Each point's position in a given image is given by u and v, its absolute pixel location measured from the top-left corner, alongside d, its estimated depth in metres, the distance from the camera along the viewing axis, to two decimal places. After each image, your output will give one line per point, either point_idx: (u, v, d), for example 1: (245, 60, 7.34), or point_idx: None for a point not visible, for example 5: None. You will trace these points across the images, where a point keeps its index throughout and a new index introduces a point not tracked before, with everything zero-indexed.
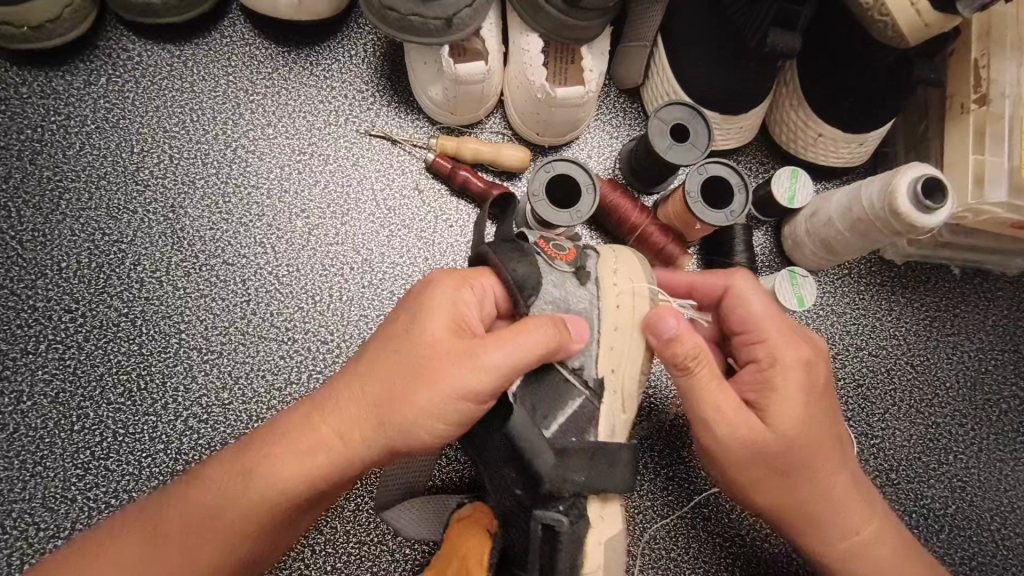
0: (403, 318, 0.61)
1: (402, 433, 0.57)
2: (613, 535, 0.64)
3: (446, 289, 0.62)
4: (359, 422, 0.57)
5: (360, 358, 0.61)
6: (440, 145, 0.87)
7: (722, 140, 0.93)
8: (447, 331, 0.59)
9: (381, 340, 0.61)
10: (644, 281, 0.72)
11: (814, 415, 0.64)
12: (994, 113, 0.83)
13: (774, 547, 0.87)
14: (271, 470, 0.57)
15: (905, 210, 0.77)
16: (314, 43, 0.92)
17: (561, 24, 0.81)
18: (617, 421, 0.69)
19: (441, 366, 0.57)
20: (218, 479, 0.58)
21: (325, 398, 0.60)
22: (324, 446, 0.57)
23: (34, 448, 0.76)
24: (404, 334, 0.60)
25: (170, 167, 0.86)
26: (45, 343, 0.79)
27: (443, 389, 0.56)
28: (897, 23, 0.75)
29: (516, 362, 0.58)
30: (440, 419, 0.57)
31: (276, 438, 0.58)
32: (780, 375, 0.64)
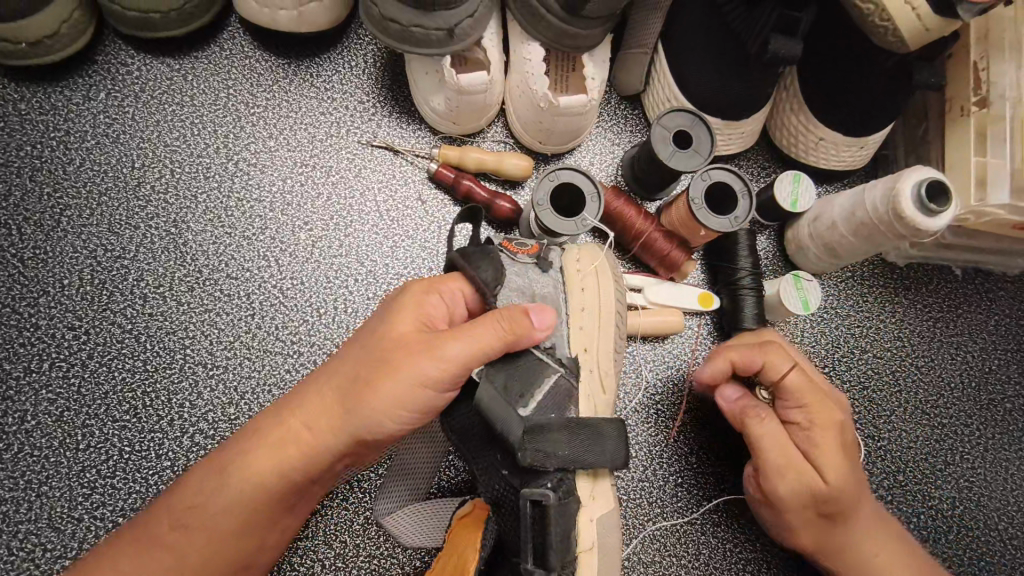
0: (373, 320, 0.62)
1: (364, 423, 0.56)
2: (605, 513, 0.65)
3: (412, 289, 0.62)
4: (324, 416, 0.57)
5: (330, 361, 0.61)
6: (442, 155, 0.87)
7: (723, 145, 0.93)
8: (409, 326, 0.59)
9: (351, 342, 0.61)
10: (604, 262, 0.75)
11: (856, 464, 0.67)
12: (994, 114, 0.84)
13: (784, 552, 0.87)
14: (245, 468, 0.57)
15: (910, 214, 0.77)
16: (314, 55, 0.91)
17: (562, 32, 0.81)
18: (591, 397, 0.69)
19: (403, 355, 0.56)
20: (193, 485, 0.58)
21: (292, 400, 0.60)
22: (292, 442, 0.57)
23: (39, 468, 0.75)
24: (370, 333, 0.60)
25: (172, 182, 0.86)
26: (48, 361, 0.78)
27: (404, 379, 0.55)
28: (899, 29, 0.75)
29: (477, 351, 0.56)
30: (405, 407, 0.56)
31: (248, 439, 0.59)
32: (821, 435, 0.66)
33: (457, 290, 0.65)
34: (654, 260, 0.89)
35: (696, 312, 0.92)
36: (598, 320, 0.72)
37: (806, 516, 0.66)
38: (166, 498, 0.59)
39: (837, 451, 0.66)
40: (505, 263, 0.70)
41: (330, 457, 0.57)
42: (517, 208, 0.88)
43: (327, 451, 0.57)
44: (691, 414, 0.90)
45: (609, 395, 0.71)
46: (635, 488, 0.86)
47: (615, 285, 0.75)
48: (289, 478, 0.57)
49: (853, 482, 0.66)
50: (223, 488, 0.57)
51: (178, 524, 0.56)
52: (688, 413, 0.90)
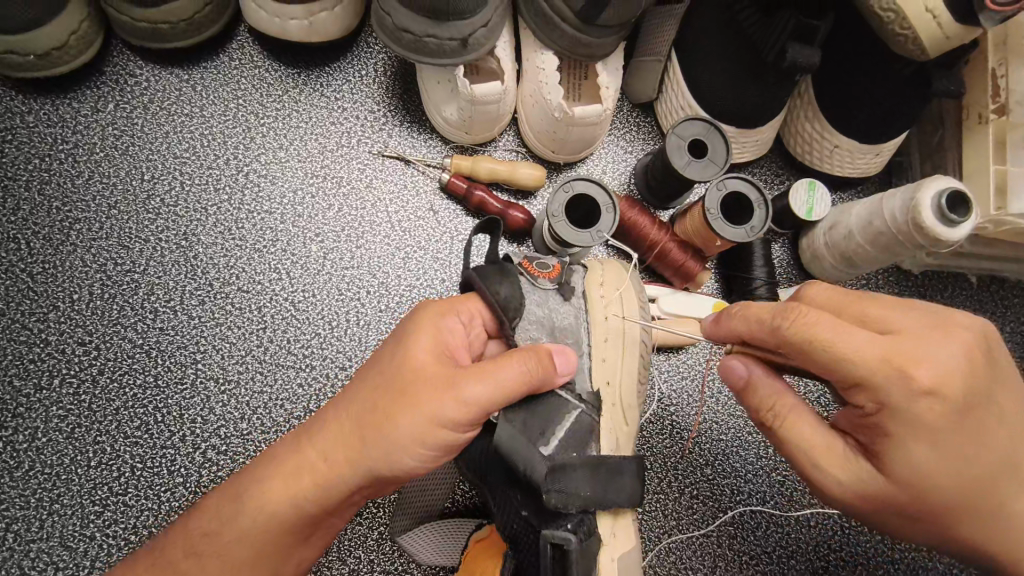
0: (389, 345, 0.60)
1: (381, 459, 0.54)
2: (626, 552, 0.66)
3: (431, 314, 0.61)
4: (339, 448, 0.56)
5: (347, 388, 0.61)
6: (455, 165, 0.86)
7: (738, 153, 0.92)
8: (429, 356, 0.57)
9: (366, 369, 0.60)
10: (628, 288, 0.75)
11: (946, 436, 0.52)
12: (1013, 122, 0.83)
13: (801, 564, 0.86)
14: (259, 497, 0.56)
15: (930, 224, 0.76)
16: (324, 64, 0.90)
17: (576, 41, 0.80)
18: (610, 426, 0.69)
19: (422, 389, 0.55)
20: (209, 514, 0.57)
21: (312, 428, 0.59)
22: (308, 473, 0.56)
23: (50, 485, 0.74)
24: (386, 360, 0.59)
25: (182, 194, 0.85)
26: (59, 377, 0.78)
27: (419, 416, 0.54)
28: (919, 36, 0.74)
29: (501, 394, 0.55)
30: (422, 444, 0.54)
31: (265, 467, 0.58)
32: (893, 423, 0.52)
33: (474, 312, 0.66)
34: (669, 270, 0.89)
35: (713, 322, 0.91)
36: (620, 350, 0.73)
37: (899, 518, 0.55)
38: (183, 527, 0.58)
39: (919, 441, 0.51)
40: (525, 289, 0.69)
41: (344, 490, 0.56)
42: (530, 218, 0.87)
43: (342, 485, 0.56)
44: (706, 425, 0.89)
45: (630, 426, 0.72)
46: (651, 500, 0.85)
47: (638, 308, 0.75)
48: (306, 510, 0.56)
49: (952, 467, 0.52)
50: (237, 515, 0.56)
51: (193, 551, 0.56)
52: (703, 424, 0.89)
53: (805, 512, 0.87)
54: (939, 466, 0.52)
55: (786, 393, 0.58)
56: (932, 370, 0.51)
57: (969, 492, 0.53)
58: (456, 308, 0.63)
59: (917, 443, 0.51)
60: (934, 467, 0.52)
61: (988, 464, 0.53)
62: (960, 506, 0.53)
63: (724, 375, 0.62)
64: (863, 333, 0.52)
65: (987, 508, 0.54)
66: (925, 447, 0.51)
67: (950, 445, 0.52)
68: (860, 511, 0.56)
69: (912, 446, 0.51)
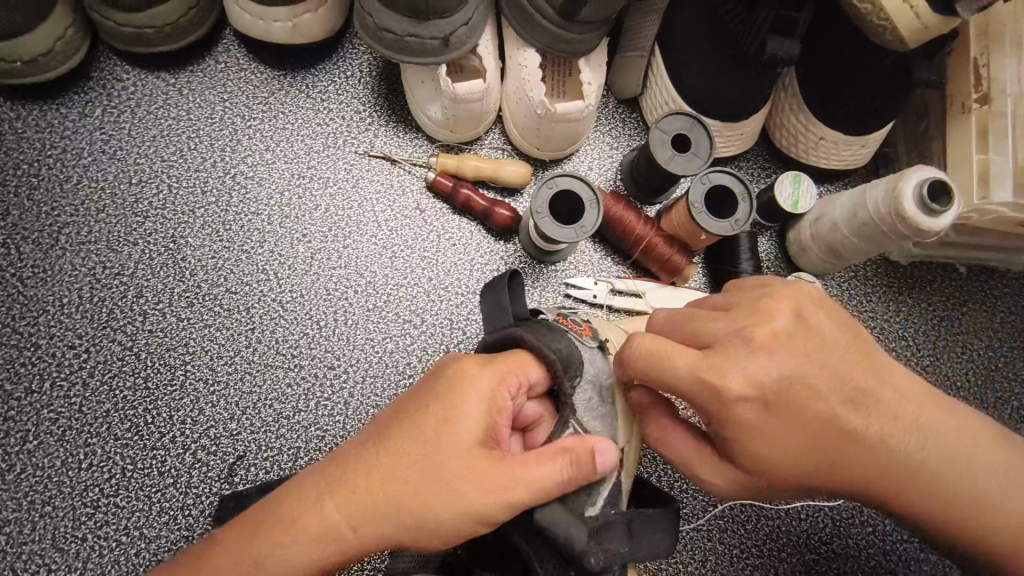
0: (444, 399, 0.56)
1: (413, 540, 0.53)
2: None
3: (496, 376, 0.57)
4: (373, 517, 0.53)
5: (385, 435, 0.56)
6: (440, 162, 0.87)
7: (723, 147, 0.92)
8: (477, 439, 0.54)
9: (413, 419, 0.56)
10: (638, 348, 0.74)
11: (789, 424, 0.56)
12: (995, 111, 0.83)
13: (793, 556, 0.86)
14: (280, 558, 0.52)
15: (910, 213, 0.77)
16: (310, 66, 0.91)
17: (557, 38, 0.81)
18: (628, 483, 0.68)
19: (475, 478, 0.53)
20: (220, 559, 0.53)
21: (337, 483, 0.55)
22: (335, 539, 0.53)
23: (42, 487, 0.75)
24: (442, 425, 0.55)
25: (169, 196, 0.85)
26: (49, 381, 0.78)
27: (461, 515, 0.53)
28: (898, 28, 0.75)
29: (541, 497, 0.54)
30: (458, 534, 0.53)
31: (284, 520, 0.54)
32: (729, 428, 0.56)
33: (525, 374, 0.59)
34: (655, 265, 0.89)
35: None
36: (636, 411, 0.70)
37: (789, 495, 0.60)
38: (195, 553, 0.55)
39: (754, 436, 0.56)
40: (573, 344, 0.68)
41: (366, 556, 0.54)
42: (516, 216, 0.87)
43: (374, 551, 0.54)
44: None
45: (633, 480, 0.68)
46: None
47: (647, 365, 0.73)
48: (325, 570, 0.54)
49: (799, 448, 0.56)
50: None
51: None
52: None
53: (795, 504, 0.88)
54: (786, 448, 0.56)
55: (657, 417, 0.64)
56: (741, 375, 0.55)
57: (835, 462, 0.58)
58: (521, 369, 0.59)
59: (751, 439, 0.56)
60: (782, 456, 0.56)
61: (834, 431, 0.57)
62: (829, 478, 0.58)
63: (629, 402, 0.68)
64: (690, 354, 0.57)
65: (856, 471, 0.58)
66: (764, 442, 0.56)
67: (792, 437, 0.56)
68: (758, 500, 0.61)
69: (751, 442, 0.56)
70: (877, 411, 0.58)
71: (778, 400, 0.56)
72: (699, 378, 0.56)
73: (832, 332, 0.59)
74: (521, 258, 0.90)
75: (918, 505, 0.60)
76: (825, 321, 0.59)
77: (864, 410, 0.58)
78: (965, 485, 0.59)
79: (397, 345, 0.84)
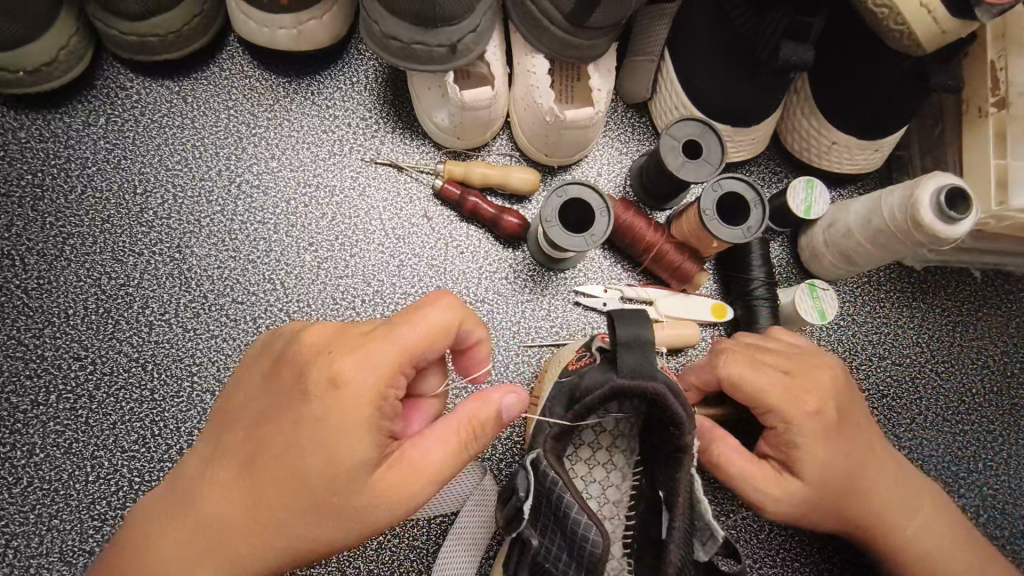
0: (327, 392, 0.53)
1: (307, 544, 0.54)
2: None
3: (387, 357, 0.54)
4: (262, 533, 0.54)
5: (271, 424, 0.55)
6: (447, 171, 0.85)
7: (734, 152, 0.91)
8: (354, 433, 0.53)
9: (298, 410, 0.54)
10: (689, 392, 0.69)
11: (841, 441, 0.67)
12: (1013, 114, 0.82)
13: (806, 566, 0.85)
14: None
15: (927, 221, 0.76)
16: (315, 72, 0.90)
17: (567, 44, 0.79)
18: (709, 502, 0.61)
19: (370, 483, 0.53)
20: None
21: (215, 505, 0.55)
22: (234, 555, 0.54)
23: (49, 501, 0.75)
24: (329, 422, 0.53)
25: (174, 206, 0.85)
26: (55, 394, 0.78)
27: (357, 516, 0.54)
28: (915, 32, 0.73)
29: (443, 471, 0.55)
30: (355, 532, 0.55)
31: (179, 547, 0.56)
32: (801, 433, 0.66)
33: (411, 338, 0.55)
34: (665, 272, 0.88)
35: (709, 324, 0.90)
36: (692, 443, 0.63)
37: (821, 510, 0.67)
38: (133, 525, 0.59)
39: (817, 441, 0.66)
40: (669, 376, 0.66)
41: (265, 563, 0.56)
42: (525, 223, 0.86)
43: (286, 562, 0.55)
44: None
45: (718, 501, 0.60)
46: None
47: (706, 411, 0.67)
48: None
49: (845, 459, 0.67)
50: None
51: None
52: None
53: None
54: (838, 456, 0.66)
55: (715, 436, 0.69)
56: (815, 394, 0.68)
57: (861, 485, 0.68)
58: (432, 334, 0.56)
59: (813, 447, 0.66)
60: (830, 465, 0.66)
61: (864, 460, 0.69)
62: (853, 498, 0.67)
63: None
64: (773, 376, 0.68)
65: (871, 499, 0.68)
66: (823, 454, 0.66)
67: (842, 452, 0.67)
68: (795, 517, 0.67)
69: (813, 450, 0.66)
70: (888, 459, 0.71)
71: (838, 418, 0.68)
72: (783, 386, 0.67)
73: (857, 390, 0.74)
74: (530, 266, 0.89)
75: (908, 549, 0.71)
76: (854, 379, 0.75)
77: (883, 453, 0.71)
78: (936, 537, 0.72)
79: None
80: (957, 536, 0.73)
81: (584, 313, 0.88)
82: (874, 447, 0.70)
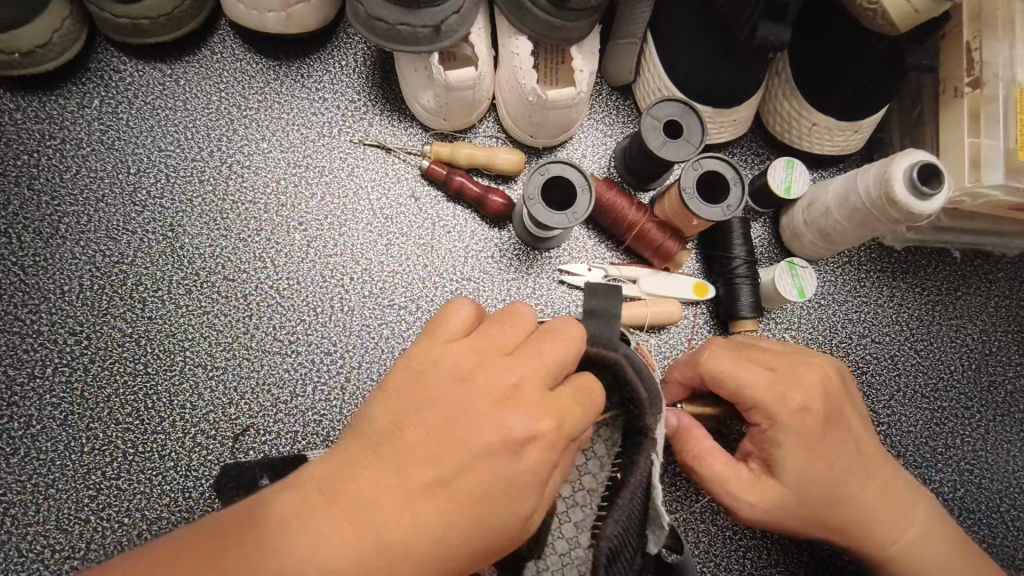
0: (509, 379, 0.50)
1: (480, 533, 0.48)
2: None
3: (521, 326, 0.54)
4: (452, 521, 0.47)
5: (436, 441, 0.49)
6: (434, 152, 0.87)
7: (716, 133, 0.93)
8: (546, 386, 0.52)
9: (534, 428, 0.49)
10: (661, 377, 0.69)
11: (829, 447, 0.66)
12: (986, 95, 0.84)
13: (786, 538, 0.87)
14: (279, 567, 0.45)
15: (900, 197, 0.77)
16: (305, 55, 0.92)
17: (549, 26, 0.81)
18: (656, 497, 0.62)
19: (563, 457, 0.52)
20: None
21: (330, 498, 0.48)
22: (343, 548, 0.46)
23: (46, 471, 0.77)
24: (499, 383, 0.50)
25: (167, 186, 0.87)
26: (51, 367, 0.80)
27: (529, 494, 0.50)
28: (887, 11, 0.75)
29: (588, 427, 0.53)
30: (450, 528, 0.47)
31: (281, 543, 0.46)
32: (785, 435, 0.65)
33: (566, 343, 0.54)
34: (648, 251, 0.89)
35: (691, 302, 0.92)
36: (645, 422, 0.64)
37: (801, 517, 0.66)
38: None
39: (801, 444, 0.65)
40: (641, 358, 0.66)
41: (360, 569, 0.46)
42: (510, 203, 0.88)
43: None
44: None
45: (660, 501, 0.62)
46: None
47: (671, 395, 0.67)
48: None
49: (830, 466, 0.65)
50: None
51: None
52: None
53: None
54: (823, 462, 0.65)
55: (695, 435, 0.69)
56: (805, 397, 0.67)
57: (847, 493, 0.66)
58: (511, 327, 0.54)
59: (794, 451, 0.65)
60: (813, 471, 0.65)
61: (854, 470, 0.67)
62: (837, 507, 0.66)
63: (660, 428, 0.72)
64: (760, 371, 0.68)
65: (856, 507, 0.67)
66: (805, 458, 0.65)
67: (827, 459, 0.66)
68: (773, 524, 0.66)
69: (796, 453, 0.65)
70: (879, 470, 0.70)
71: (826, 423, 0.67)
72: (770, 387, 0.67)
73: (855, 399, 0.73)
74: (515, 245, 0.90)
75: (890, 560, 0.70)
76: (850, 388, 0.73)
77: (873, 463, 0.69)
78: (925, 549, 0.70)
79: (392, 331, 0.85)
80: (945, 553, 0.71)
81: (568, 291, 0.90)
82: (865, 456, 0.69)
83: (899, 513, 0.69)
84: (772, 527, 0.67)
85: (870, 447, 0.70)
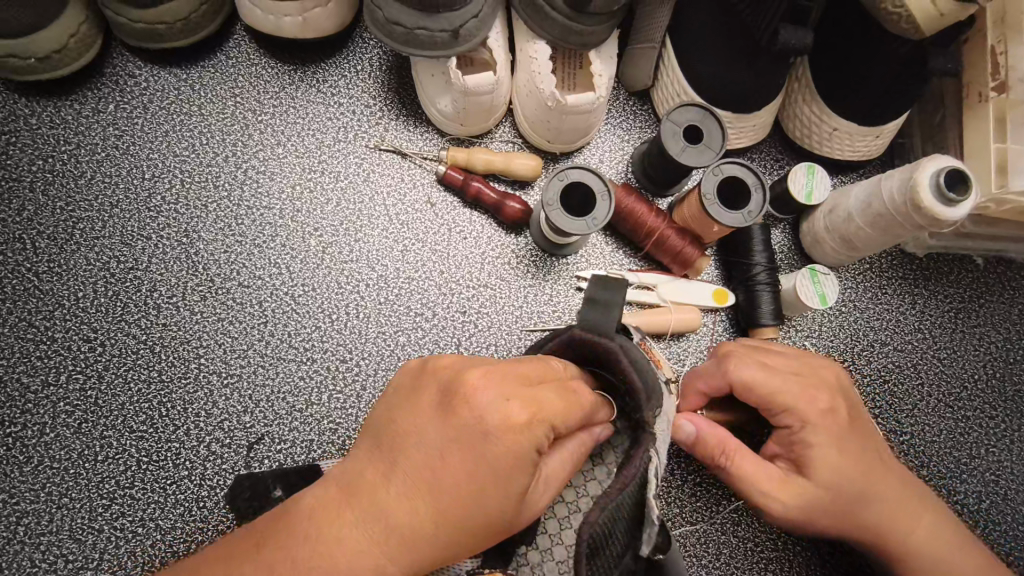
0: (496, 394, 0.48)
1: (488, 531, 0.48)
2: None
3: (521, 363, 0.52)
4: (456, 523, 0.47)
5: (428, 462, 0.48)
6: (451, 157, 0.86)
7: (735, 138, 0.92)
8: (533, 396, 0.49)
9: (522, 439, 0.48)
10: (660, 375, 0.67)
11: (855, 445, 0.66)
12: (1013, 99, 0.82)
13: (808, 550, 0.85)
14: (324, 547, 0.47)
15: (928, 204, 0.76)
16: (320, 60, 0.91)
17: (568, 29, 0.80)
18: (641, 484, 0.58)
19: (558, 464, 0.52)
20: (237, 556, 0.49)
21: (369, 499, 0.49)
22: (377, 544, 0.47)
23: (58, 479, 0.76)
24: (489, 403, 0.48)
25: (182, 192, 0.86)
26: (65, 373, 0.79)
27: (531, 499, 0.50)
28: (913, 14, 0.74)
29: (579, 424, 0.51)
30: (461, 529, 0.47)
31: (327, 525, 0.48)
32: (814, 434, 0.65)
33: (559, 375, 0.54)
34: (667, 257, 0.88)
35: (711, 309, 0.91)
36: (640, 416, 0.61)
37: (833, 515, 0.65)
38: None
39: (831, 443, 0.64)
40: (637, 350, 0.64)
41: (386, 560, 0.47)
42: (527, 209, 0.87)
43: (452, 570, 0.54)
44: None
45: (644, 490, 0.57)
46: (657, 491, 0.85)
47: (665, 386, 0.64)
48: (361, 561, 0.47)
49: (859, 463, 0.65)
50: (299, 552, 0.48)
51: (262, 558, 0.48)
52: None
53: None
54: (851, 460, 0.65)
55: (717, 437, 0.68)
56: (827, 396, 0.67)
57: (877, 491, 0.66)
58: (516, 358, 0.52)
59: (826, 450, 0.64)
60: (845, 468, 0.64)
61: (880, 468, 0.67)
62: (869, 504, 0.66)
63: (677, 437, 0.70)
64: (783, 374, 0.67)
65: (885, 506, 0.66)
66: (836, 456, 0.64)
67: (855, 456, 0.65)
68: (805, 523, 0.65)
69: (827, 452, 0.64)
70: (899, 468, 0.69)
71: (851, 421, 0.67)
72: (795, 386, 0.66)
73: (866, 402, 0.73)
74: (532, 251, 0.89)
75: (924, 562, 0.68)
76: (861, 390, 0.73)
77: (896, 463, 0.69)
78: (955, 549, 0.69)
79: (408, 338, 0.84)
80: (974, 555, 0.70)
81: None
82: (887, 455, 0.69)
83: (925, 513, 0.69)
84: (804, 526, 0.66)
85: (887, 446, 0.70)
